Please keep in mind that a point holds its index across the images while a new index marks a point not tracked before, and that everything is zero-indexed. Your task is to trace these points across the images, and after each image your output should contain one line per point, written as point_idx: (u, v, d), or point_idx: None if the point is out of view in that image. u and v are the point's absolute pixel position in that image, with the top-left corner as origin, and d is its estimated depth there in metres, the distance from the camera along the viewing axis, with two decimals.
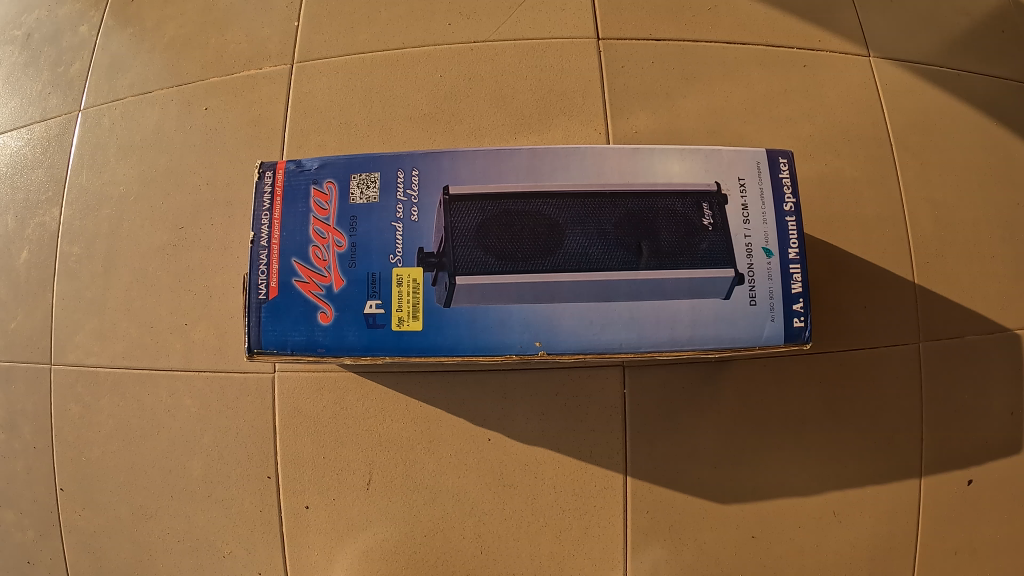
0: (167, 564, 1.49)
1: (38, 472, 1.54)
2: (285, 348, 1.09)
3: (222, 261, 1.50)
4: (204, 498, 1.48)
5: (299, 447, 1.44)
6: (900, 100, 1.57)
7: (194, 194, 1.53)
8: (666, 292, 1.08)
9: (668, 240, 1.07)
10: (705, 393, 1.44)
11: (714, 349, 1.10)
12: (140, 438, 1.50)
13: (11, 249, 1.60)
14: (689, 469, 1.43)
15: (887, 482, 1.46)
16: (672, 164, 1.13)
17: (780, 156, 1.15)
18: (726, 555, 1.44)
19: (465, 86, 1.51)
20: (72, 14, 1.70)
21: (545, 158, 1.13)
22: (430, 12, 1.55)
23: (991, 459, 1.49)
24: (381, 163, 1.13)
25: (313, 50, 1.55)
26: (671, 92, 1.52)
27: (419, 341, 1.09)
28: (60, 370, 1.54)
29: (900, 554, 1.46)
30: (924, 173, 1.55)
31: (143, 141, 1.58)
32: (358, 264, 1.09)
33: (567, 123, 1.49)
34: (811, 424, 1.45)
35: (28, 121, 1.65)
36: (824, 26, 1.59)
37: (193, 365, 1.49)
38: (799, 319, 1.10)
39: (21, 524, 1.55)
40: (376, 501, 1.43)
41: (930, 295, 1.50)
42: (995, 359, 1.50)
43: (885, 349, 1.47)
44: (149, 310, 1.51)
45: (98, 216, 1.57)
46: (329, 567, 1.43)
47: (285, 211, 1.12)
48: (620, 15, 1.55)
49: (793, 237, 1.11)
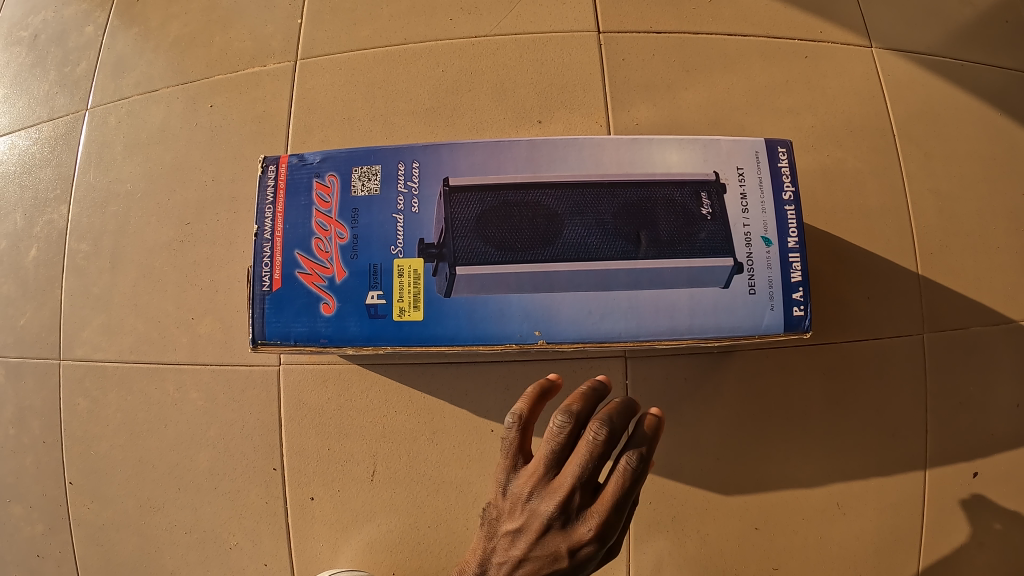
0: (175, 556, 1.52)
1: (47, 466, 1.56)
2: (288, 339, 1.11)
3: (227, 255, 1.52)
4: (211, 490, 1.50)
5: (304, 439, 1.46)
6: (904, 91, 1.57)
7: (200, 190, 1.55)
8: (665, 282, 1.09)
9: (667, 229, 1.09)
10: (707, 384, 1.45)
11: (714, 338, 1.10)
12: (148, 431, 1.52)
13: (20, 246, 1.62)
14: (692, 461, 1.44)
15: (890, 473, 1.46)
16: (670, 154, 1.14)
17: (779, 145, 1.14)
18: (729, 546, 1.45)
19: (466, 81, 1.52)
20: (78, 15, 1.71)
21: (544, 149, 1.14)
22: (431, 8, 1.56)
23: (997, 451, 1.49)
24: (382, 155, 1.15)
25: (316, 48, 1.56)
26: (672, 84, 1.52)
27: (420, 330, 1.10)
28: (69, 366, 1.56)
29: (903, 545, 1.46)
30: (927, 164, 1.54)
31: (148, 139, 1.60)
32: (360, 256, 1.11)
33: (567, 116, 1.50)
34: (815, 416, 1.45)
35: (35, 121, 1.68)
36: (826, 16, 1.59)
37: (199, 358, 1.51)
38: (799, 308, 1.10)
39: (31, 518, 1.58)
40: (380, 494, 1.44)
41: (932, 286, 1.50)
42: (1000, 350, 1.50)
43: (889, 340, 1.47)
44: (157, 305, 1.53)
45: (105, 213, 1.59)
46: (334, 558, 1.45)
47: (288, 204, 1.14)
48: (620, 9, 1.55)
49: (793, 226, 1.11)
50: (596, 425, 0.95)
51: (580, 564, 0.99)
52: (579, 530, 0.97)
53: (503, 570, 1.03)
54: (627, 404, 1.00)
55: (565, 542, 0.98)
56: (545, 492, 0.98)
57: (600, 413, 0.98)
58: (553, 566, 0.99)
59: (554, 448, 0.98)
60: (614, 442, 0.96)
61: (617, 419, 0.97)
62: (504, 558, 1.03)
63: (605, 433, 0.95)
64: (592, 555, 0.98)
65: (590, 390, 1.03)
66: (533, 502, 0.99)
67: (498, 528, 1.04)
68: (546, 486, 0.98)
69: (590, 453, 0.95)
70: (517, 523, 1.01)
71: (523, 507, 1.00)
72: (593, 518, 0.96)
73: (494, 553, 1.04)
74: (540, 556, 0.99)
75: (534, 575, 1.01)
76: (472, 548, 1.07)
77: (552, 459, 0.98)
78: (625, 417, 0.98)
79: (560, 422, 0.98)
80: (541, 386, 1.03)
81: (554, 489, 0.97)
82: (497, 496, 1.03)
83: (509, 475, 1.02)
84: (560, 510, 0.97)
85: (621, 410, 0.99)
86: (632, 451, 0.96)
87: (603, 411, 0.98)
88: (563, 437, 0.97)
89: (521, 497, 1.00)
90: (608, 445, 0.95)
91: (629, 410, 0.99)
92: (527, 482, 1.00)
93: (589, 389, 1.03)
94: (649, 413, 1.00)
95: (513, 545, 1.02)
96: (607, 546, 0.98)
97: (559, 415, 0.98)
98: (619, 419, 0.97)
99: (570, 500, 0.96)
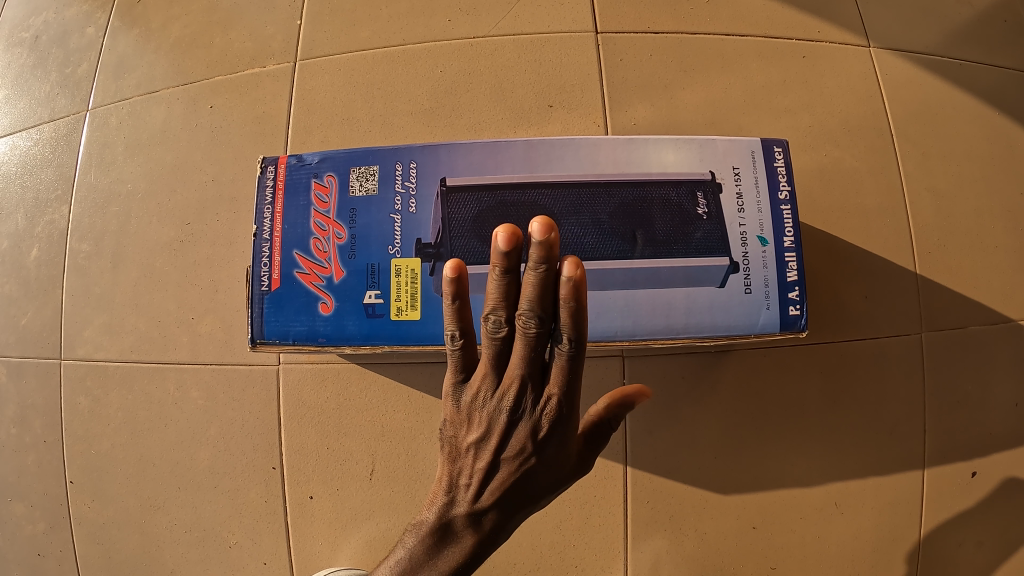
0: (175, 555, 1.52)
1: (49, 465, 1.57)
2: (287, 338, 1.12)
3: (228, 255, 1.53)
4: (211, 489, 1.50)
5: (303, 438, 1.47)
6: (901, 91, 1.57)
7: (200, 191, 1.56)
8: (660, 281, 1.10)
9: (663, 229, 1.10)
10: (704, 383, 1.45)
11: (709, 337, 1.11)
12: (149, 430, 1.53)
13: (21, 246, 1.63)
14: (689, 460, 1.44)
15: (887, 472, 1.46)
16: (667, 154, 1.14)
17: (775, 145, 1.15)
18: (727, 545, 1.45)
19: (465, 81, 1.52)
20: (79, 16, 1.72)
21: (541, 149, 1.15)
22: (430, 9, 1.56)
23: (995, 450, 1.49)
24: (380, 156, 1.15)
25: (315, 49, 1.57)
26: (669, 84, 1.53)
27: (417, 329, 1.11)
28: (70, 365, 1.57)
29: (901, 544, 1.47)
30: (925, 164, 1.54)
31: (149, 140, 1.61)
32: (358, 256, 1.11)
33: (566, 116, 1.50)
34: (812, 415, 1.46)
35: (37, 122, 1.69)
36: (824, 16, 1.59)
37: (200, 358, 1.51)
38: (795, 307, 1.11)
39: (33, 516, 1.59)
40: (379, 493, 1.45)
41: (930, 286, 1.50)
42: (998, 350, 1.50)
43: (886, 339, 1.47)
44: (157, 304, 1.54)
45: (106, 213, 1.60)
46: (333, 557, 1.46)
47: (287, 204, 1.14)
48: (618, 9, 1.55)
49: (789, 225, 1.11)
50: (527, 314, 0.89)
51: (547, 453, 0.98)
52: (539, 417, 0.96)
53: (473, 486, 0.99)
54: (546, 268, 0.86)
55: (529, 434, 0.96)
56: (497, 391, 0.96)
57: (524, 298, 0.89)
58: (523, 463, 0.97)
59: (495, 348, 0.94)
60: (547, 328, 0.91)
61: (543, 302, 0.89)
62: (472, 475, 0.99)
63: (535, 321, 0.90)
64: (559, 439, 0.97)
65: (505, 256, 0.86)
66: (486, 407, 0.96)
67: (458, 447, 1.00)
68: (496, 385, 0.96)
69: (528, 344, 0.91)
70: (477, 432, 0.97)
71: (478, 413, 0.97)
72: (550, 402, 0.95)
73: (461, 474, 1.00)
74: (508, 456, 0.97)
75: (507, 480, 0.98)
76: (437, 479, 1.02)
77: (494, 356, 0.94)
78: (549, 294, 0.88)
79: (493, 321, 0.92)
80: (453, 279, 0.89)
81: (505, 386, 0.95)
82: (451, 414, 0.99)
83: (458, 387, 0.99)
84: (515, 404, 0.95)
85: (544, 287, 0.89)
86: (567, 331, 0.90)
87: (525, 296, 0.88)
88: (499, 335, 0.93)
89: (473, 405, 0.97)
90: (543, 331, 0.91)
91: (550, 280, 0.87)
92: (477, 388, 0.97)
93: (502, 268, 0.88)
94: (565, 265, 0.84)
95: (477, 458, 0.98)
96: (571, 429, 0.98)
97: (490, 314, 0.92)
98: (545, 301, 0.89)
99: (523, 393, 0.95)
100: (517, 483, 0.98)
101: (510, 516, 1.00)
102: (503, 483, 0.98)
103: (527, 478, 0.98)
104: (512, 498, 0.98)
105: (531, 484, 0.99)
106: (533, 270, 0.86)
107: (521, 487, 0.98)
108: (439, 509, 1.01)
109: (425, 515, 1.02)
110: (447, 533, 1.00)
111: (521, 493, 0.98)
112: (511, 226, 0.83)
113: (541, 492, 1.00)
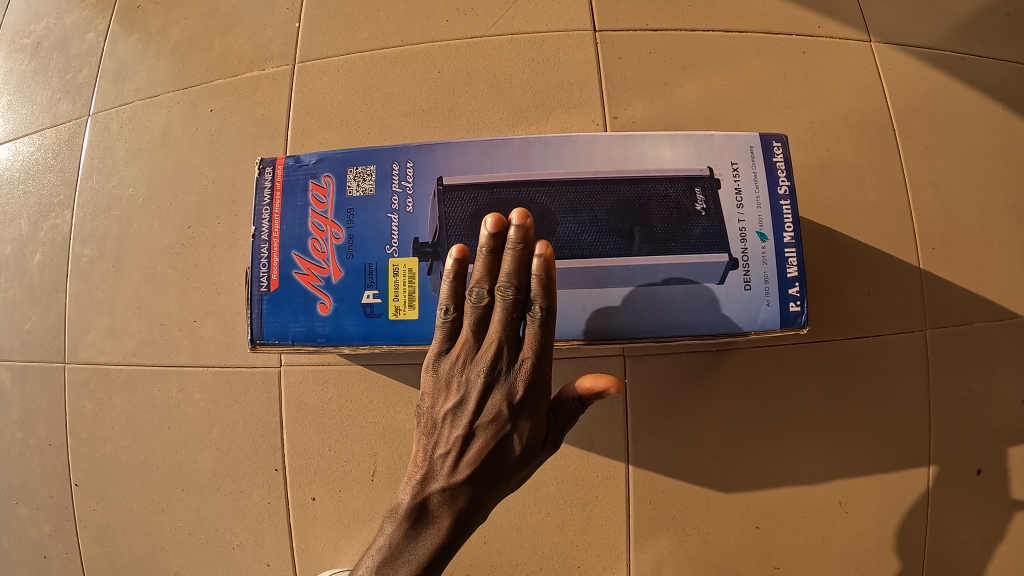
0: (179, 557, 1.53)
1: (54, 468, 1.58)
2: (286, 339, 1.12)
3: (229, 258, 1.53)
4: (213, 491, 1.51)
5: (305, 440, 1.47)
6: (903, 85, 1.56)
7: (201, 194, 1.56)
8: (659, 278, 1.09)
9: (661, 225, 1.10)
10: (706, 381, 1.44)
11: (709, 334, 1.11)
12: (152, 432, 1.53)
13: (25, 251, 1.64)
14: (692, 459, 1.44)
15: (892, 471, 1.45)
16: (664, 150, 1.14)
17: (773, 140, 1.14)
18: (730, 545, 1.44)
19: (464, 82, 1.53)
20: (80, 22, 1.73)
21: (537, 147, 1.14)
22: (427, 9, 1.56)
23: (1002, 447, 1.48)
24: (376, 155, 1.15)
25: (314, 50, 1.57)
26: (668, 81, 1.52)
27: (416, 329, 1.11)
28: (73, 369, 1.57)
29: (906, 544, 1.45)
30: (928, 159, 1.53)
31: (150, 143, 1.61)
32: (356, 255, 1.12)
33: (564, 115, 1.50)
34: (816, 413, 1.45)
35: (38, 127, 1.70)
36: (823, 12, 1.58)
37: (202, 361, 1.52)
38: (795, 303, 1.10)
39: (37, 519, 1.59)
40: (380, 494, 1.45)
41: (934, 282, 1.49)
42: (1004, 345, 1.49)
43: (890, 336, 1.46)
44: (159, 308, 1.54)
45: (109, 216, 1.60)
46: (336, 559, 1.46)
47: (285, 205, 1.15)
48: (616, 7, 1.55)
49: (789, 220, 1.10)
50: (504, 282, 0.96)
51: (523, 422, 0.98)
52: (513, 383, 0.97)
53: (450, 459, 0.98)
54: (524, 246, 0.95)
55: (504, 401, 0.97)
56: (474, 359, 0.98)
57: (504, 270, 0.96)
58: (497, 432, 0.97)
59: (475, 318, 0.98)
60: (524, 297, 0.96)
61: (519, 274, 0.96)
62: (449, 446, 0.99)
63: (512, 290, 0.96)
64: (532, 410, 0.98)
65: (491, 237, 0.95)
66: (463, 375, 0.98)
67: (436, 418, 1.00)
68: (474, 353, 0.99)
69: (506, 311, 0.96)
70: (454, 400, 0.99)
71: (457, 380, 0.99)
72: (524, 368, 0.97)
73: (438, 446, 0.99)
74: (483, 425, 0.98)
75: (482, 451, 0.97)
76: (415, 455, 1.02)
77: (476, 326, 0.98)
78: (525, 267, 0.95)
79: (475, 292, 0.97)
80: (455, 261, 0.96)
81: (481, 353, 0.98)
82: (430, 384, 1.01)
83: (439, 357, 1.01)
84: (491, 370, 0.97)
85: (522, 261, 0.96)
86: (541, 298, 0.95)
87: (504, 268, 0.95)
88: (481, 305, 0.97)
89: (451, 374, 0.99)
90: (520, 300, 0.96)
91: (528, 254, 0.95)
92: (456, 357, 0.99)
93: (487, 247, 0.97)
94: (540, 245, 0.94)
95: (453, 428, 0.98)
96: (544, 398, 0.99)
97: (474, 287, 0.97)
98: (522, 273, 0.96)
99: (498, 358, 0.97)
100: (494, 453, 0.97)
101: (486, 491, 0.98)
102: (480, 452, 0.97)
103: (501, 450, 0.98)
104: (489, 469, 0.98)
105: (505, 457, 0.98)
106: (512, 249, 0.95)
107: (495, 458, 0.97)
108: (415, 486, 0.99)
109: (403, 495, 1.00)
110: (424, 510, 0.98)
111: (496, 464, 0.97)
112: (497, 214, 0.94)
113: (517, 464, 0.99)
